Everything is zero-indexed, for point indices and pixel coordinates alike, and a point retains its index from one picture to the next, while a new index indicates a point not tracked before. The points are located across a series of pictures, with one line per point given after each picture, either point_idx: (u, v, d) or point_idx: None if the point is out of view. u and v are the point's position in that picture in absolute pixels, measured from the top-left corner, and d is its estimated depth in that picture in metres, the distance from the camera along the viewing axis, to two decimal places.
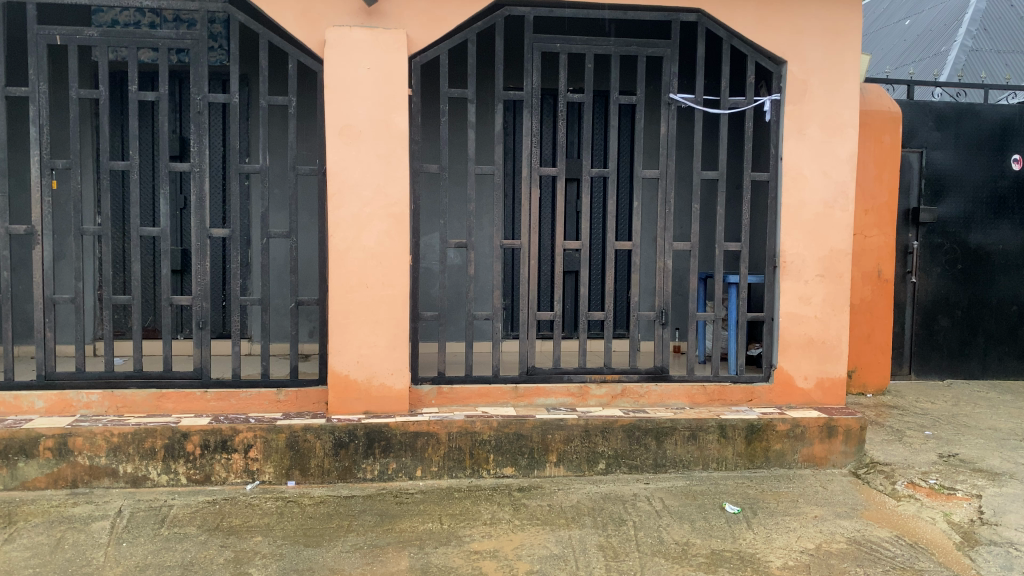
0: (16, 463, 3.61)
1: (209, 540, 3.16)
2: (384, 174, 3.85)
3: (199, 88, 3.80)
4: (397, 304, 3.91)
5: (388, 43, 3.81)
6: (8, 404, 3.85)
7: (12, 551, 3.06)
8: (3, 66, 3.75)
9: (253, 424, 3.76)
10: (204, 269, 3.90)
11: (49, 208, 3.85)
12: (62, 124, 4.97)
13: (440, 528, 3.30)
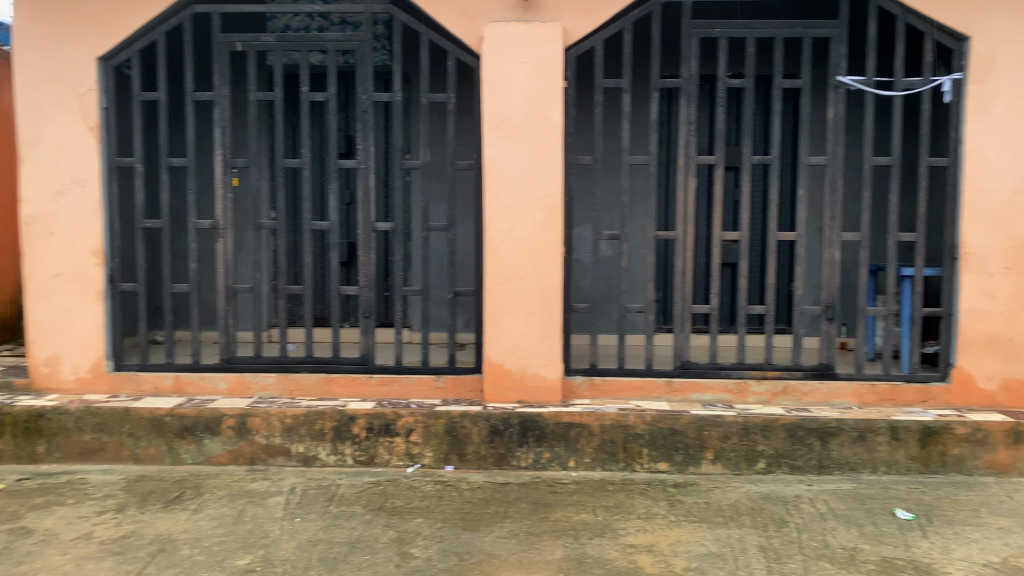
0: (203, 439, 3.96)
1: (374, 520, 3.30)
2: (538, 167, 3.88)
3: (364, 87, 4.08)
4: (549, 296, 3.94)
5: (544, 37, 3.84)
6: (196, 383, 4.22)
7: (201, 520, 3.33)
8: (191, 73, 4.12)
9: (414, 409, 3.90)
10: (369, 261, 4.16)
11: (230, 204, 4.19)
12: (242, 126, 5.29)
13: (595, 519, 3.30)
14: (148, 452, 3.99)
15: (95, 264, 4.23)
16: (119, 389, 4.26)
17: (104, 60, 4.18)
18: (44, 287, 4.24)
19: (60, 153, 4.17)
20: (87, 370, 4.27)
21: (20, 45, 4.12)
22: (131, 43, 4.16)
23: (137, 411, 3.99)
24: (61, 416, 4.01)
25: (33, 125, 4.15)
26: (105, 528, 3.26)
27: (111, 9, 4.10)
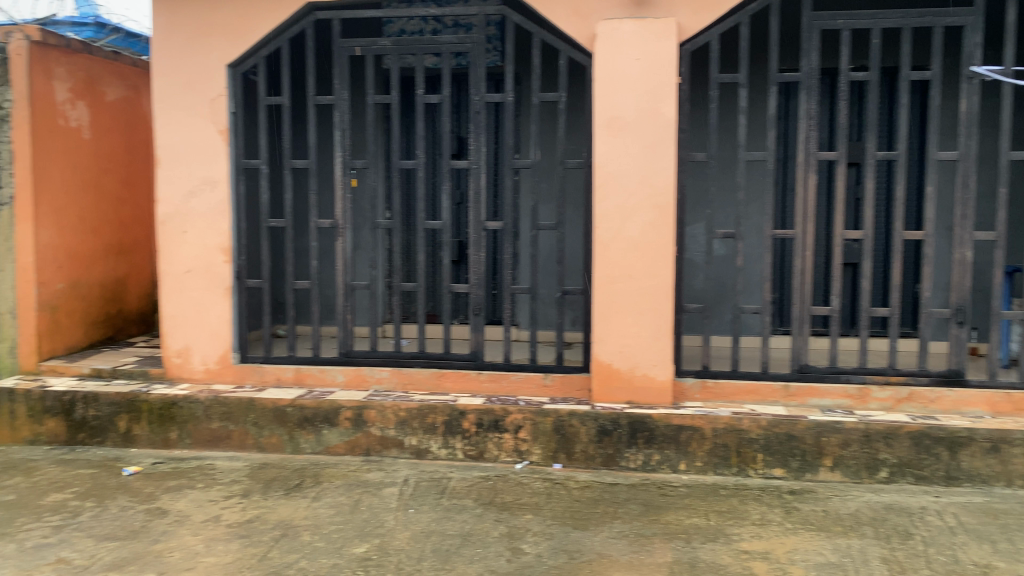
0: (321, 430, 4.11)
1: (485, 514, 3.35)
2: (650, 164, 3.84)
3: (477, 88, 4.14)
4: (660, 295, 3.89)
5: (658, 33, 3.79)
6: (316, 376, 4.39)
7: (320, 508, 3.46)
8: (313, 77, 4.29)
9: (523, 406, 3.93)
10: (480, 259, 4.22)
11: (349, 203, 4.35)
12: (360, 127, 5.45)
13: (707, 523, 3.24)
14: (270, 440, 4.18)
15: (223, 261, 4.45)
16: (245, 379, 4.47)
17: (233, 67, 4.39)
18: (178, 282, 4.50)
19: (193, 157, 4.42)
20: (215, 361, 4.50)
21: (158, 55, 4.39)
22: (258, 50, 4.35)
23: (261, 402, 4.18)
24: (192, 404, 4.26)
25: (169, 131, 4.42)
26: (232, 512, 3.43)
27: (240, 18, 4.31)
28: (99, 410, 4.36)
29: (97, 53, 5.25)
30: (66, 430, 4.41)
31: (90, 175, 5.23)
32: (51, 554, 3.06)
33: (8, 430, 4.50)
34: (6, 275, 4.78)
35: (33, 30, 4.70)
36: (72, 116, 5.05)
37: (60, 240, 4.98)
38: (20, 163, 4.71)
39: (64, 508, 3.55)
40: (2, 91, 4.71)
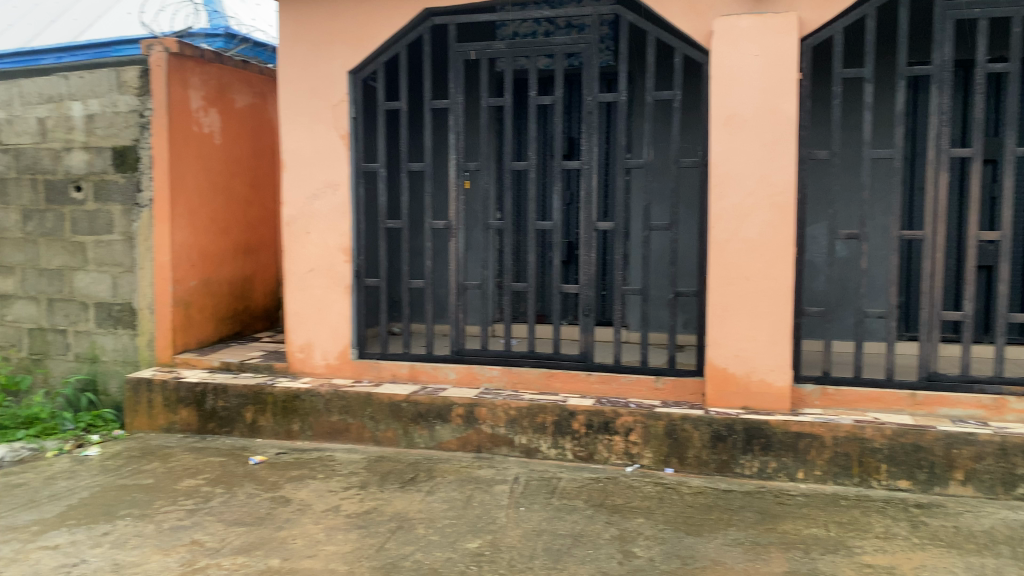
0: (434, 426, 4.20)
1: (596, 515, 3.34)
2: (769, 163, 3.74)
3: (590, 88, 4.14)
4: (777, 298, 3.78)
5: (777, 28, 3.69)
6: (429, 373, 4.49)
7: (434, 502, 3.53)
8: (430, 81, 4.39)
9: (634, 408, 3.90)
10: (591, 259, 4.21)
11: (462, 205, 4.43)
12: (474, 130, 5.54)
13: (826, 534, 3.13)
14: (386, 434, 4.30)
15: (343, 261, 4.61)
16: (362, 374, 4.62)
17: (354, 73, 4.54)
18: (301, 281, 4.69)
19: (316, 160, 4.60)
20: (335, 357, 4.67)
21: (285, 64, 4.59)
22: (377, 56, 4.48)
23: (377, 397, 4.31)
24: (312, 397, 4.43)
25: (294, 136, 4.62)
26: (350, 502, 3.56)
27: (360, 25, 4.45)
28: (228, 401, 4.60)
29: (227, 63, 5.54)
30: (198, 419, 4.68)
31: (220, 178, 5.52)
32: (185, 536, 3.25)
33: (146, 418, 4.82)
34: (146, 273, 5.10)
35: (172, 42, 5.00)
36: (205, 123, 5.35)
37: (193, 240, 5.28)
38: (158, 168, 5.02)
39: (196, 493, 3.77)
40: (143, 101, 5.03)
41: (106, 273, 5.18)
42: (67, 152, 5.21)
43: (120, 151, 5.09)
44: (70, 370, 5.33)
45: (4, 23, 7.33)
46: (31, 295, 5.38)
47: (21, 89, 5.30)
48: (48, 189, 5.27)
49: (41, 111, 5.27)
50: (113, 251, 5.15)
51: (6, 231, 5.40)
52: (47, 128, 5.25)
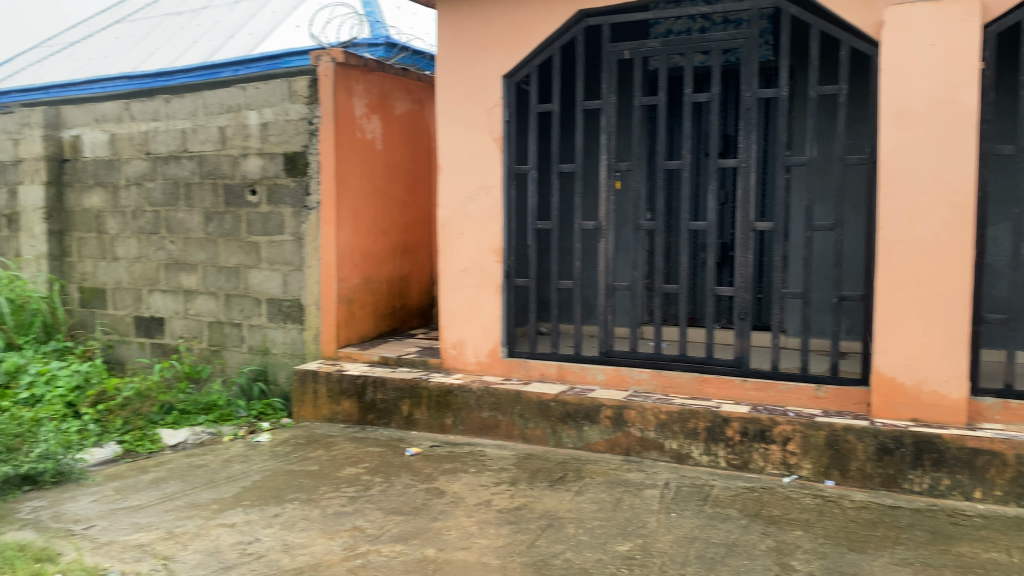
0: (583, 426, 4.21)
1: (751, 525, 3.25)
2: (945, 158, 3.50)
3: (748, 85, 4.02)
4: (953, 304, 3.53)
5: (957, 14, 3.44)
6: (578, 374, 4.50)
7: (584, 502, 3.54)
8: (583, 83, 4.40)
9: (792, 417, 3.76)
10: (748, 261, 4.08)
11: (613, 205, 4.41)
12: (626, 130, 5.49)
13: (1009, 560, 2.90)
14: (535, 433, 4.35)
15: (495, 261, 4.70)
16: (512, 373, 4.69)
17: (508, 77, 4.62)
18: (455, 280, 4.83)
19: (470, 163, 4.72)
20: (486, 355, 4.77)
21: (442, 70, 4.75)
22: (531, 60, 4.54)
23: (527, 395, 4.37)
24: (465, 393, 4.55)
25: (451, 139, 4.76)
26: (501, 498, 3.62)
27: (516, 30, 4.53)
28: (386, 394, 4.80)
29: (388, 71, 5.77)
30: (357, 410, 4.92)
31: (381, 182, 5.77)
32: (347, 522, 3.42)
33: (312, 407, 5.11)
34: (312, 272, 5.41)
35: (338, 52, 5.27)
36: (367, 129, 5.60)
37: (356, 240, 5.54)
38: (325, 172, 5.30)
39: (357, 481, 3.95)
40: (312, 109, 5.33)
41: (277, 271, 5.53)
42: (244, 158, 5.60)
43: (291, 157, 5.42)
44: (244, 361, 5.72)
45: (188, 39, 7.94)
46: (212, 290, 5.82)
47: (205, 100, 5.74)
48: (227, 193, 5.68)
49: (222, 121, 5.68)
50: (283, 251, 5.49)
51: (190, 231, 5.87)
52: (227, 136, 5.66)
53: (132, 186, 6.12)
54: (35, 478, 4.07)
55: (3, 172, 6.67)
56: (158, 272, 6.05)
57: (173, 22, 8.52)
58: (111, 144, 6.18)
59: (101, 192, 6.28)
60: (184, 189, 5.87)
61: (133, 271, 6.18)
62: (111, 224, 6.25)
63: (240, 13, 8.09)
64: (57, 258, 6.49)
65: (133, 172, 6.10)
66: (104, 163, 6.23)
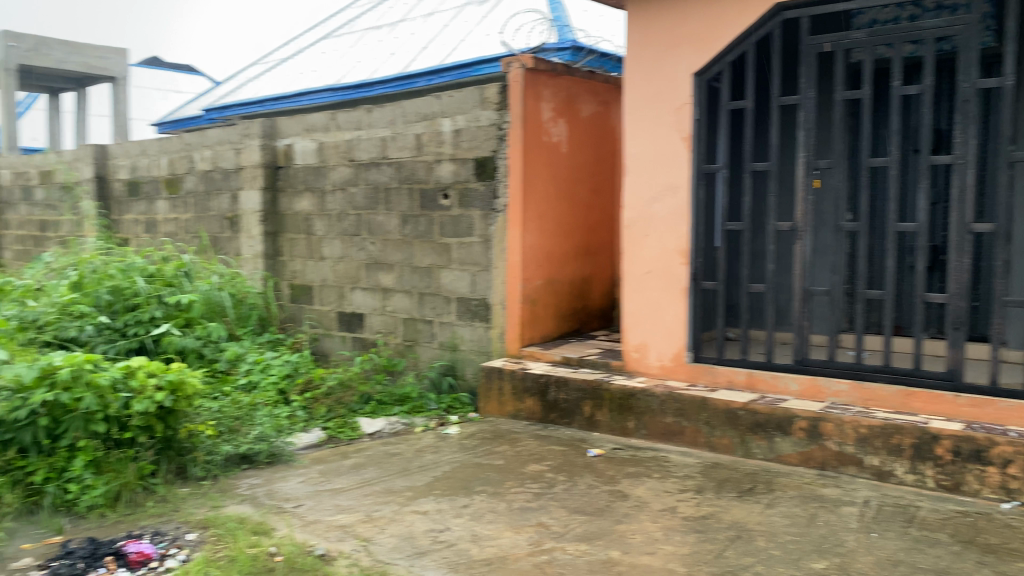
0: (774, 437, 4.05)
1: (964, 553, 2.99)
2: None
3: (967, 75, 3.70)
4: None
5: None
6: (769, 382, 4.33)
7: (775, 516, 3.40)
8: (780, 79, 4.23)
9: (1014, 438, 3.42)
10: (963, 266, 3.76)
11: (810, 205, 4.21)
12: (826, 126, 5.21)
13: None
14: (722, 441, 4.23)
15: (681, 263, 4.62)
16: (698, 379, 4.59)
17: (699, 76, 4.52)
18: (639, 282, 4.80)
19: (658, 164, 4.67)
20: (670, 359, 4.70)
21: (632, 71, 4.74)
22: (724, 56, 4.41)
23: (714, 402, 4.26)
24: (649, 397, 4.51)
25: (639, 141, 4.73)
26: (687, 505, 3.56)
27: (707, 27, 4.42)
28: (569, 394, 4.85)
29: (577, 74, 5.81)
30: (541, 409, 5.00)
31: (566, 184, 5.83)
32: (533, 517, 3.48)
33: (497, 404, 5.25)
34: (500, 273, 5.55)
35: (528, 58, 5.38)
36: (554, 132, 5.68)
37: (541, 242, 5.63)
38: (513, 176, 5.43)
39: (541, 478, 4.02)
40: (503, 114, 5.47)
41: (466, 271, 5.73)
42: (437, 163, 5.85)
43: (482, 162, 5.60)
44: (434, 356, 5.97)
45: (387, 51, 8.39)
46: (406, 289, 6.12)
47: (403, 110, 6.05)
48: (422, 197, 5.96)
49: (417, 129, 5.96)
50: (473, 252, 5.69)
51: (388, 233, 6.21)
52: (422, 142, 5.93)
53: (337, 191, 6.56)
54: (252, 457, 4.47)
55: (227, 179, 7.36)
56: (359, 271, 6.44)
57: (373, 35, 9.03)
58: (318, 152, 6.65)
59: (310, 196, 6.77)
60: (383, 194, 6.22)
61: (336, 270, 6.62)
62: (318, 226, 6.73)
63: (433, 24, 8.46)
64: (271, 257, 7.07)
65: (338, 178, 6.53)
66: (313, 170, 6.71)
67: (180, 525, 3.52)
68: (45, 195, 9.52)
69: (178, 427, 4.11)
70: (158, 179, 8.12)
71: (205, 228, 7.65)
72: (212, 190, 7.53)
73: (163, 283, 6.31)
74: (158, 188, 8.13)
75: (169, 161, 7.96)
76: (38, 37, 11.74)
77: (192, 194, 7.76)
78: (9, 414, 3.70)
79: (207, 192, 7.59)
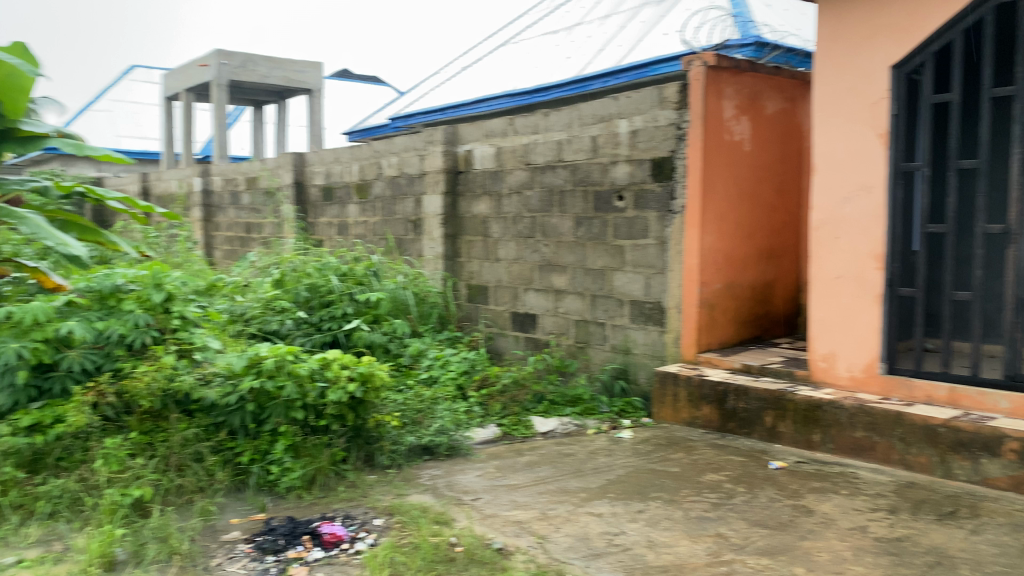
0: (979, 458, 3.72)
1: None
2: None
3: None
4: None
5: None
6: (974, 399, 3.97)
7: (981, 543, 3.12)
8: (992, 68, 3.89)
9: None
10: None
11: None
12: None
13: None
14: (919, 460, 3.95)
15: (875, 268, 4.35)
16: (892, 392, 4.29)
17: (898, 68, 4.23)
18: (828, 287, 4.56)
19: (850, 163, 4.42)
20: (861, 370, 4.43)
21: (823, 65, 4.52)
22: (927, 46, 4.10)
23: (910, 417, 3.98)
24: (836, 410, 4.29)
25: (830, 138, 4.51)
26: (879, 526, 3.34)
27: (909, 15, 4.13)
28: (749, 403, 4.71)
29: (762, 70, 5.60)
30: (719, 417, 4.88)
31: (748, 185, 5.64)
32: (711, 527, 3.40)
33: (672, 410, 5.16)
34: (676, 275, 5.44)
35: (710, 55, 5.24)
36: (736, 131, 5.50)
37: (721, 244, 5.47)
38: (692, 176, 5.31)
39: (719, 488, 3.91)
40: (682, 114, 5.37)
41: (641, 273, 5.67)
42: (613, 165, 5.83)
43: (659, 163, 5.52)
44: (607, 359, 5.95)
45: (565, 55, 8.47)
46: (579, 291, 6.15)
47: (579, 112, 6.08)
48: (597, 199, 5.96)
49: (594, 130, 5.97)
50: (647, 254, 5.62)
51: (562, 235, 6.26)
52: (599, 144, 5.93)
53: (514, 194, 6.69)
54: (433, 449, 4.65)
55: (411, 184, 7.70)
56: (533, 272, 6.54)
57: (551, 40, 9.15)
58: (497, 157, 6.82)
59: (488, 200, 6.95)
60: (558, 197, 6.28)
61: (511, 271, 6.76)
62: (494, 228, 6.90)
63: (610, 27, 8.45)
64: (450, 258, 7.32)
65: (515, 181, 6.66)
66: (491, 174, 6.89)
67: (368, 510, 3.72)
68: (250, 200, 10.36)
69: (366, 416, 4.32)
70: (350, 185, 8.63)
71: (390, 230, 8.05)
72: (397, 195, 7.91)
73: (354, 281, 6.70)
74: (350, 193, 8.64)
75: (359, 167, 8.43)
76: (246, 55, 12.80)
77: (379, 198, 8.19)
78: (223, 398, 4.13)
79: (393, 196, 7.98)
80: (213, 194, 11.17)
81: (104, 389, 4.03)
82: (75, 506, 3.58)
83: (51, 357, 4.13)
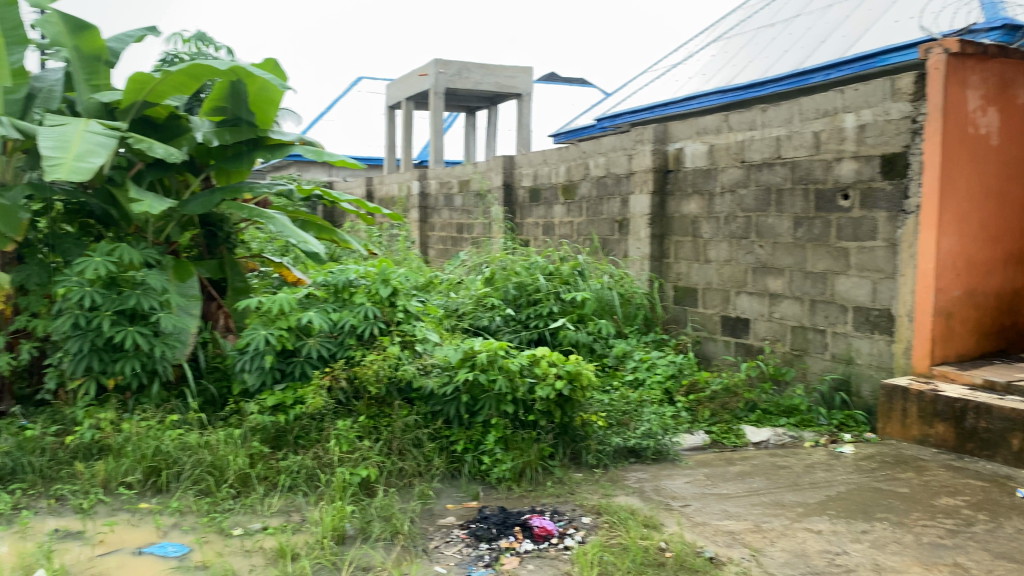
0: None
1: None
2: None
3: None
4: None
5: None
6: None
7: None
8: None
9: None
10: None
11: None
12: None
13: None
14: None
15: None
16: None
17: None
18: None
19: None
20: None
21: None
22: None
23: None
24: None
25: None
26: None
27: None
28: (991, 424, 4.30)
29: (1014, 55, 5.05)
30: (955, 437, 4.49)
31: (995, 183, 5.11)
32: (948, 556, 3.11)
33: (899, 426, 4.79)
34: (907, 281, 5.03)
35: (952, 41, 4.78)
36: (982, 123, 5.00)
37: (961, 248, 4.99)
38: (929, 173, 4.87)
39: (957, 514, 3.57)
40: (918, 106, 4.95)
41: (867, 278, 5.29)
42: (838, 162, 5.49)
43: (890, 159, 5.13)
44: (826, 368, 5.60)
45: (781, 49, 8.12)
46: (797, 295, 5.85)
47: (801, 107, 5.80)
48: (819, 198, 5.64)
49: (817, 125, 5.66)
50: (875, 257, 5.24)
51: (779, 236, 5.99)
52: (822, 140, 5.61)
53: (726, 193, 6.49)
54: (639, 452, 4.61)
55: (619, 184, 7.69)
56: (746, 275, 6.30)
57: (766, 34, 8.79)
58: (709, 155, 6.64)
59: (698, 199, 6.80)
60: (775, 195, 6.01)
61: (722, 273, 6.56)
62: (705, 229, 6.72)
63: (833, 16, 7.96)
64: (657, 259, 7.21)
65: (728, 180, 6.46)
66: (703, 172, 6.72)
67: (577, 507, 3.75)
68: (463, 202, 10.80)
69: (573, 414, 4.39)
70: (557, 185, 8.77)
71: (596, 231, 8.08)
72: (604, 195, 7.92)
73: (560, 281, 6.79)
74: (556, 194, 8.77)
75: (567, 168, 8.54)
76: (462, 63, 13.39)
77: (585, 199, 8.25)
78: (440, 388, 4.32)
79: (599, 197, 8.01)
80: (429, 197, 11.76)
81: (338, 374, 4.38)
82: (311, 481, 3.90)
83: (293, 344, 4.56)
